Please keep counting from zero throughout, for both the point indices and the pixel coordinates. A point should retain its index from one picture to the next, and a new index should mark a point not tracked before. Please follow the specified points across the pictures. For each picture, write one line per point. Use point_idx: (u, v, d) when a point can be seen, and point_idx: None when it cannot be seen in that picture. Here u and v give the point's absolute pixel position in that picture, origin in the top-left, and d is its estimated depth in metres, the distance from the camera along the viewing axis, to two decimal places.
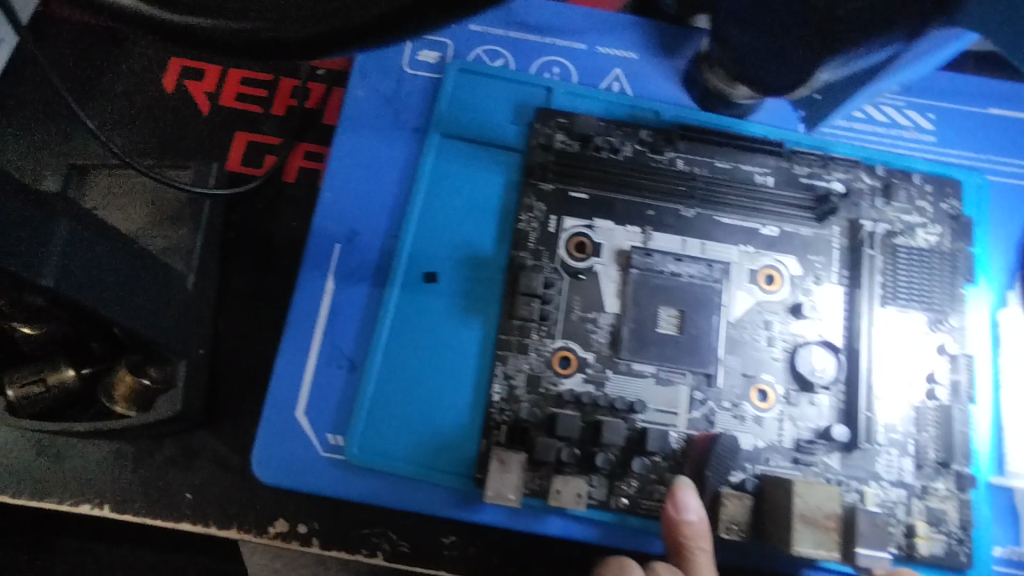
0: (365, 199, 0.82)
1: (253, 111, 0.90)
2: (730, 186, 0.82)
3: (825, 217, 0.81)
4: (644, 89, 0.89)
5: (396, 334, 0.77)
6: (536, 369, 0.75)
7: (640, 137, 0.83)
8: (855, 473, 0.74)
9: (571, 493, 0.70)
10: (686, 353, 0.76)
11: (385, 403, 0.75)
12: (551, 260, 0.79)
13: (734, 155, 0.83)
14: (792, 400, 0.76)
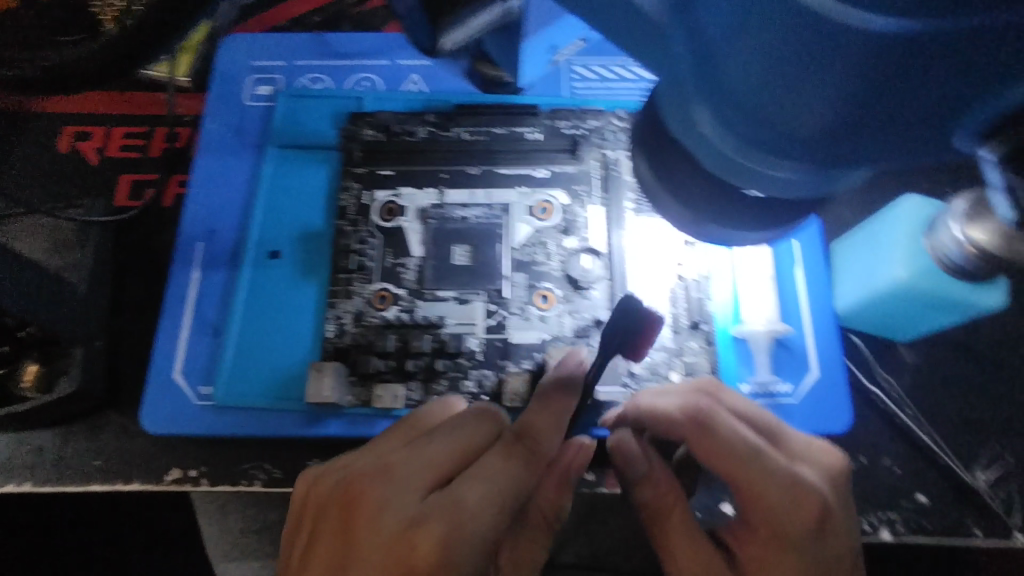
0: (220, 206, 1.03)
1: (134, 156, 1.13)
2: (503, 143, 1.02)
3: (580, 153, 1.01)
4: (437, 85, 1.11)
5: (247, 301, 0.96)
6: (360, 308, 0.95)
7: (427, 121, 1.04)
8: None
9: (390, 394, 0.88)
10: (479, 277, 0.95)
11: (241, 358, 0.93)
12: (367, 224, 0.99)
13: (505, 121, 1.05)
14: (568, 298, 0.94)
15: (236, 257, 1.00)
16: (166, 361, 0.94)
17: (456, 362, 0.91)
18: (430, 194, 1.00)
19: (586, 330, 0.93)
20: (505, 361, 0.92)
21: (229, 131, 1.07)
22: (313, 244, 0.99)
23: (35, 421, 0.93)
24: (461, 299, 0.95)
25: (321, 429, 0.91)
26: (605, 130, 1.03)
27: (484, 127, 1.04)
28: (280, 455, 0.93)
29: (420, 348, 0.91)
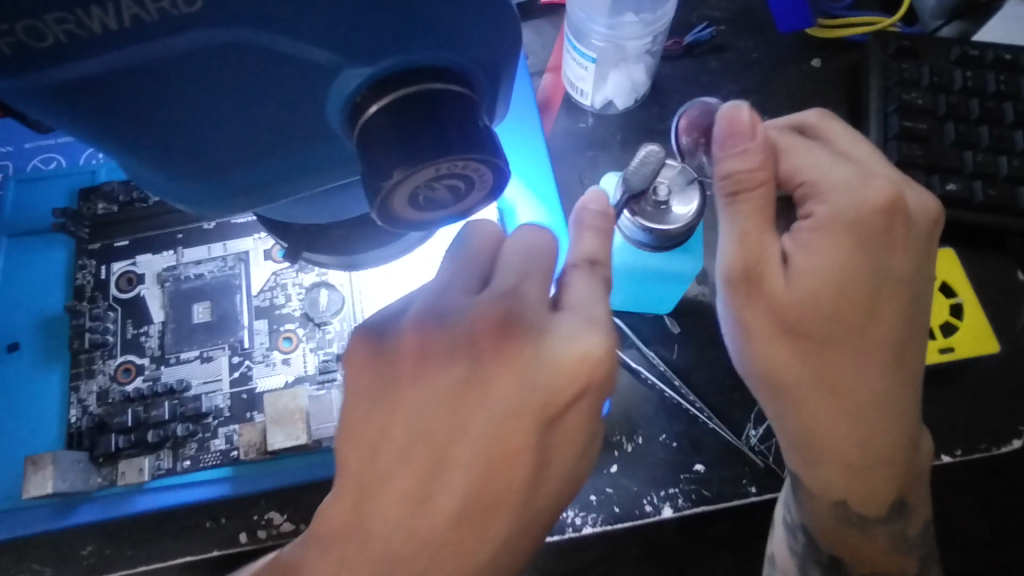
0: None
1: None
2: None
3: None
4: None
5: None
6: (104, 386, 0.93)
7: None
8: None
9: (134, 469, 0.88)
10: (218, 332, 0.94)
11: None
12: (105, 298, 0.98)
13: None
14: (310, 335, 0.93)
15: None
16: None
17: (199, 423, 0.90)
18: (167, 257, 0.99)
19: (330, 363, 0.92)
20: (253, 412, 0.90)
21: None
22: (53, 329, 0.97)
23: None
24: (204, 357, 0.93)
25: (73, 518, 0.88)
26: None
27: None
28: (47, 553, 0.90)
29: (159, 416, 0.89)
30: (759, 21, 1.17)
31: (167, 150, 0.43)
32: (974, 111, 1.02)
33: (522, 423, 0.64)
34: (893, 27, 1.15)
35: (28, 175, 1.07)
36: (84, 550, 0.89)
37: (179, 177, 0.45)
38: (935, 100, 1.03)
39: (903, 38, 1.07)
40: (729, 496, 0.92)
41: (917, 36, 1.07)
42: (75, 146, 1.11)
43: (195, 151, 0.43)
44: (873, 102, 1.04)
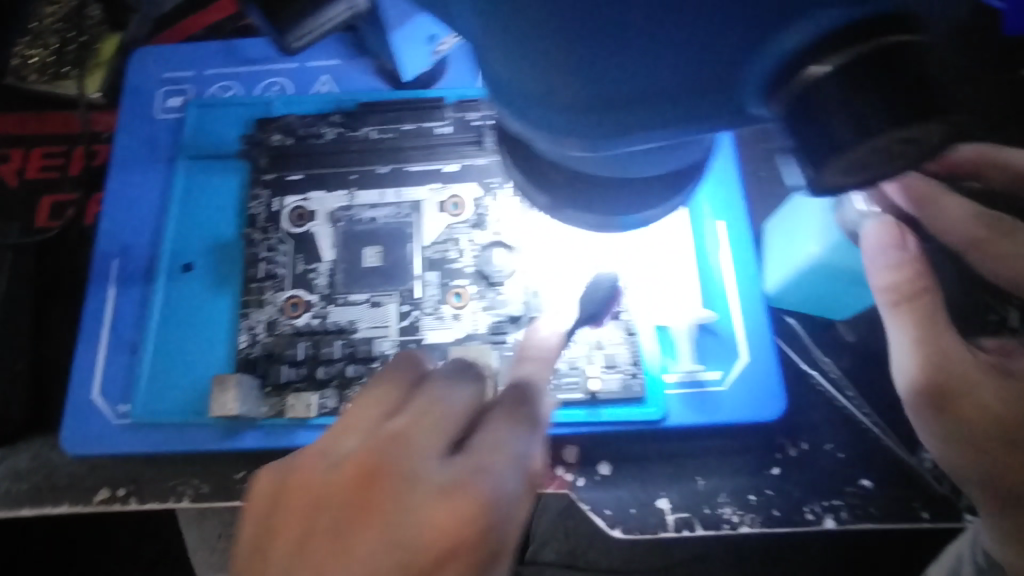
0: (131, 220, 1.02)
1: (53, 176, 1.11)
2: (411, 139, 1.00)
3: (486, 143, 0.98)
4: (348, 83, 1.08)
5: (165, 318, 0.96)
6: (272, 318, 0.93)
7: (334, 121, 1.02)
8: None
9: (301, 403, 0.87)
10: (390, 279, 0.93)
11: (158, 377, 0.94)
12: (277, 230, 0.97)
13: (411, 118, 1.01)
14: (482, 295, 0.93)
15: (153, 270, 0.99)
16: (83, 381, 0.95)
17: (368, 368, 0.89)
18: (338, 195, 0.98)
19: (501, 325, 0.91)
20: None
21: (143, 145, 1.06)
22: (225, 254, 0.98)
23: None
24: (372, 302, 0.92)
25: (239, 443, 0.90)
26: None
27: (389, 125, 1.01)
28: (207, 474, 0.93)
29: (331, 355, 0.90)
30: None
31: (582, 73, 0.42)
32: None
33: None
34: None
35: (208, 101, 1.07)
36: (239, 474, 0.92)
37: (561, 84, 0.42)
38: None
39: None
40: (899, 517, 0.85)
41: None
42: (252, 78, 1.10)
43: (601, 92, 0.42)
44: None
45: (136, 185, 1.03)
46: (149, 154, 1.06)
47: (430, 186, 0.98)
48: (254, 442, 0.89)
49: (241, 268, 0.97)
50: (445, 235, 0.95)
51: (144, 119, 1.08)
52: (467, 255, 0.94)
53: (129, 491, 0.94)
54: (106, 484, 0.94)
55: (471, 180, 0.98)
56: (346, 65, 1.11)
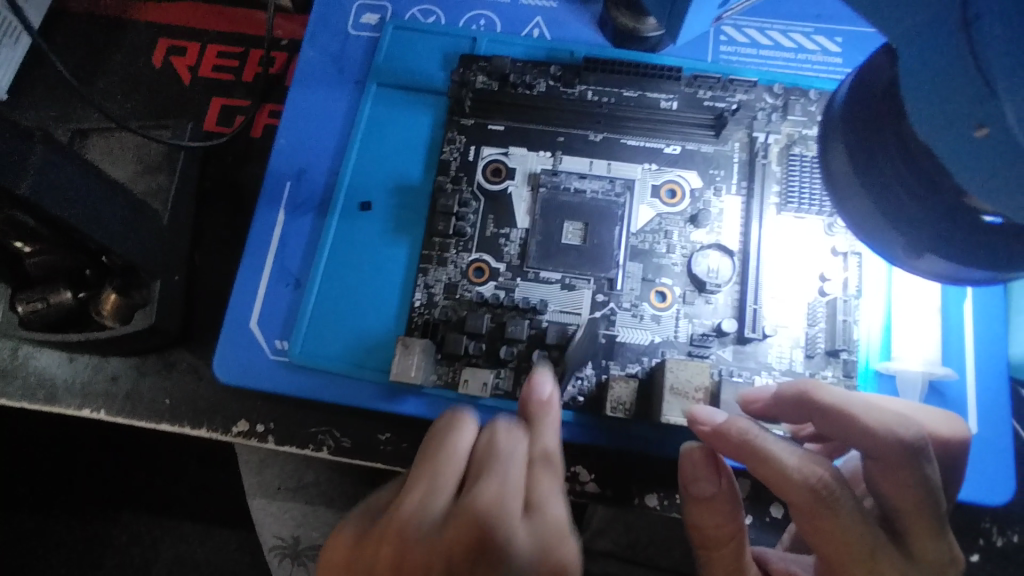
0: (311, 145, 1.03)
1: (226, 80, 1.25)
2: (635, 110, 0.99)
3: (722, 132, 0.99)
4: (559, 31, 1.09)
5: (337, 252, 0.96)
6: (452, 279, 0.93)
7: (550, 73, 1.00)
8: (745, 362, 0.95)
9: (477, 381, 0.87)
10: (588, 262, 0.94)
11: (327, 315, 0.94)
12: (469, 184, 0.96)
13: (635, 85, 1.01)
14: (686, 299, 0.95)
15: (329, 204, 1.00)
16: (243, 309, 0.97)
17: (554, 353, 0.91)
18: (541, 159, 0.97)
19: (708, 338, 0.93)
20: (609, 362, 0.92)
21: (330, 66, 1.06)
22: (409, 198, 0.97)
23: (102, 349, 1.00)
24: (565, 284, 0.93)
25: (397, 406, 0.92)
26: (755, 106, 1.02)
27: (609, 88, 1.00)
28: (352, 426, 0.96)
29: (515, 333, 0.90)
30: None
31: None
32: None
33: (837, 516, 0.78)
34: None
35: (407, 24, 1.05)
36: (383, 435, 0.95)
37: None
38: None
39: None
40: None
41: None
42: (457, 8, 1.11)
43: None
44: None
45: (327, 108, 1.04)
46: (335, 79, 1.05)
47: (641, 166, 0.98)
48: (415, 407, 0.92)
49: (422, 218, 0.96)
50: (651, 227, 0.96)
51: (336, 41, 1.08)
52: (677, 254, 0.96)
53: (265, 427, 0.99)
54: (254, 417, 0.99)
55: (691, 175, 0.99)
56: (558, 17, 1.10)
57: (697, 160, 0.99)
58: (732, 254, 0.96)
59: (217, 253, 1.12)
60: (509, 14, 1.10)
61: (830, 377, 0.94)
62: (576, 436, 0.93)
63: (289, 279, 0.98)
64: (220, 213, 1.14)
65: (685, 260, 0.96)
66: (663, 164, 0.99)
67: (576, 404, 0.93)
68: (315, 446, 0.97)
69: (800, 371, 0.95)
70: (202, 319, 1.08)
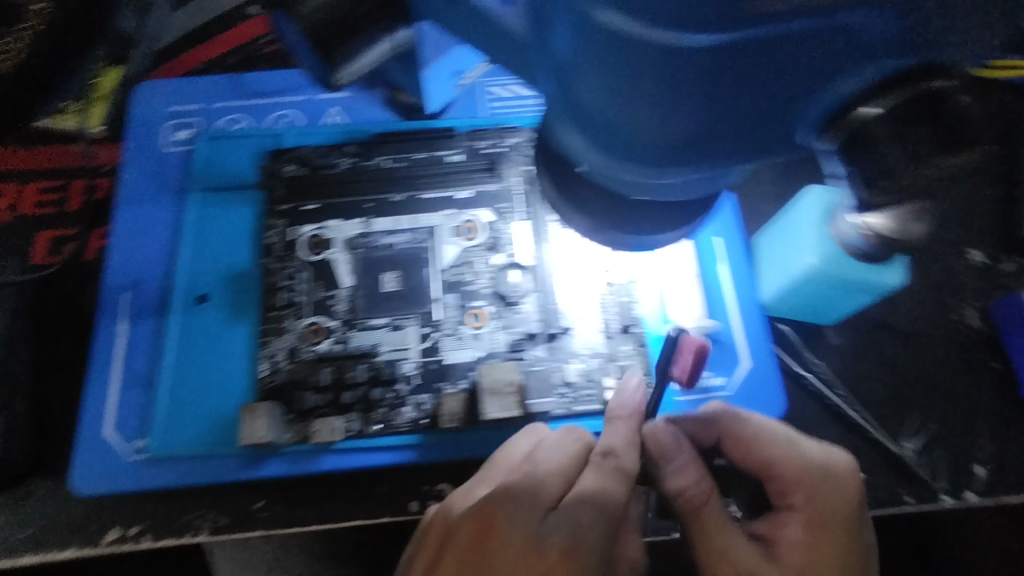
0: (139, 251, 1.02)
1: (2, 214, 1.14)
2: (428, 168, 1.03)
3: (501, 172, 1.03)
4: (355, 116, 1.12)
5: (179, 345, 0.95)
6: (295, 345, 0.95)
7: (347, 152, 1.05)
8: (555, 355, 0.94)
9: (327, 428, 0.89)
10: (410, 302, 0.97)
11: (178, 408, 0.92)
12: (296, 259, 0.99)
13: (425, 147, 1.05)
14: (500, 314, 0.95)
15: (165, 301, 0.99)
16: (92, 421, 0.93)
17: (392, 388, 0.91)
18: (354, 225, 1.01)
19: (519, 344, 0.94)
20: (441, 385, 0.92)
21: (149, 175, 1.07)
22: (242, 281, 0.99)
23: None
24: (393, 325, 0.95)
25: (261, 470, 0.90)
26: None
27: (403, 154, 1.04)
28: (226, 501, 0.90)
29: (358, 377, 0.92)
30: None
31: (665, 97, 0.44)
32: None
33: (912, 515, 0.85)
34: None
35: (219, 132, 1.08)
36: (258, 504, 0.89)
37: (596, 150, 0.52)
38: None
39: None
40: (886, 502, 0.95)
41: None
42: (259, 109, 1.13)
43: (699, 117, 0.45)
44: None
45: (149, 216, 1.04)
46: (152, 187, 1.06)
47: (440, 215, 1.01)
48: (280, 468, 0.90)
49: (259, 298, 0.98)
50: (458, 262, 0.99)
51: (150, 155, 1.08)
52: (483, 279, 0.98)
53: (138, 530, 0.90)
54: (125, 521, 0.90)
55: (484, 212, 1.01)
56: (351, 102, 1.13)
57: (486, 199, 1.02)
58: (526, 266, 0.98)
59: (53, 381, 1.05)
60: (308, 108, 1.12)
61: (627, 347, 0.95)
62: (438, 457, 0.90)
63: (138, 382, 0.95)
64: (50, 335, 1.06)
65: (492, 283, 0.97)
66: (458, 208, 1.01)
67: (422, 427, 0.90)
68: (193, 533, 0.90)
69: (602, 348, 0.95)
70: (50, 445, 0.99)
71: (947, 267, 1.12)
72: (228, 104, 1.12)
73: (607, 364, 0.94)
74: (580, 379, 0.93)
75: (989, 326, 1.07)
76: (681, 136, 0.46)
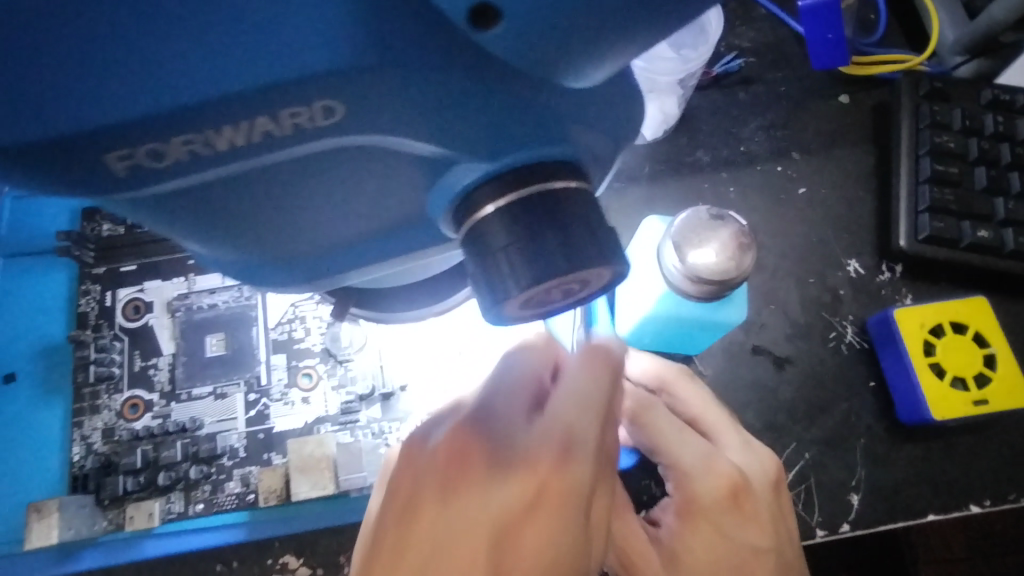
0: None
1: None
2: None
3: None
4: None
5: None
6: (110, 423, 0.88)
7: None
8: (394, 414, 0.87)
9: (143, 513, 0.83)
10: (233, 367, 0.90)
11: None
12: (110, 328, 0.92)
13: None
14: (331, 373, 0.89)
15: None
16: None
17: (213, 465, 0.85)
18: (176, 285, 0.94)
19: (354, 404, 0.87)
20: (270, 455, 0.86)
21: None
22: (54, 355, 0.91)
23: None
24: (217, 394, 0.89)
25: None
26: None
27: None
28: None
29: (174, 456, 0.85)
30: (791, 47, 1.15)
31: (281, 213, 0.41)
32: (1004, 156, 1.03)
33: (746, 524, 0.76)
34: (919, 66, 1.12)
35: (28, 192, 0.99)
36: None
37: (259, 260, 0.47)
38: (967, 143, 1.04)
39: (935, 79, 1.08)
40: None
41: (949, 78, 1.08)
42: None
43: (335, 210, 0.42)
44: (905, 146, 1.05)
45: None
46: None
47: None
48: None
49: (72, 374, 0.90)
50: (286, 318, 0.92)
51: None
52: (314, 335, 0.91)
53: None
54: None
55: None
56: None
57: None
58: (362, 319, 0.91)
59: None
60: None
61: None
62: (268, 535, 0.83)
63: None
64: None
65: (323, 338, 0.91)
66: None
67: (249, 503, 0.84)
68: None
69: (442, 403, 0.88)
70: None
71: (823, 282, 1.04)
72: None
73: None
74: None
75: (867, 341, 1.00)
76: (332, 232, 0.44)
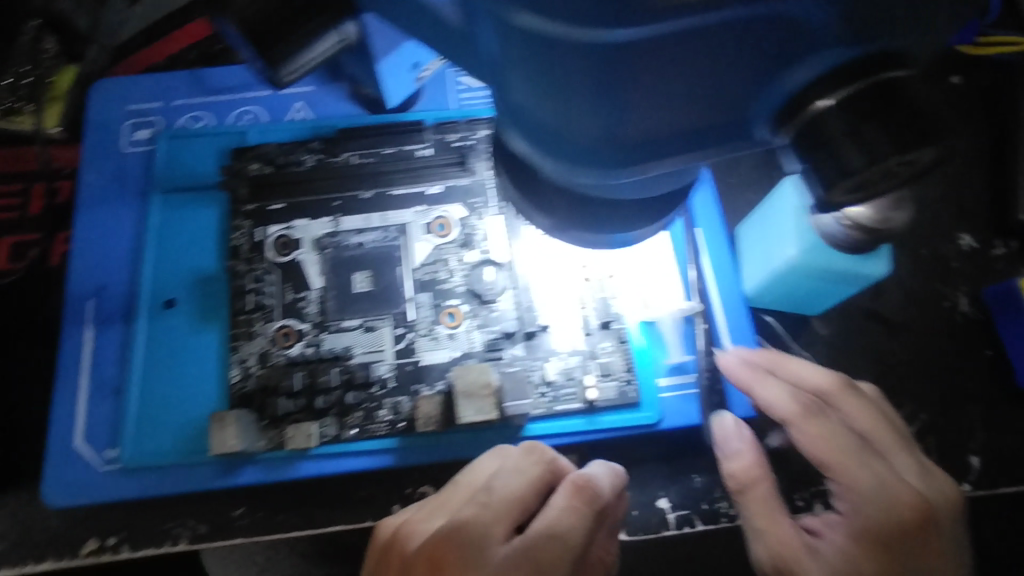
0: (103, 256, 0.99)
1: None
2: (398, 162, 1.00)
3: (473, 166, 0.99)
4: (321, 110, 1.08)
5: (147, 352, 0.93)
6: (265, 349, 0.92)
7: (313, 148, 1.01)
8: (536, 353, 0.92)
9: (301, 434, 0.86)
10: (381, 304, 0.94)
11: (147, 417, 0.90)
12: (262, 260, 0.96)
13: (395, 141, 1.02)
14: (474, 313, 0.93)
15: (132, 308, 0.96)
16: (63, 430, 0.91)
17: (366, 393, 0.90)
18: (324, 223, 0.98)
19: (497, 342, 0.92)
20: (418, 387, 0.90)
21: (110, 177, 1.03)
22: (209, 284, 0.96)
23: None
24: (366, 327, 0.93)
25: (235, 478, 0.88)
26: None
27: (371, 149, 1.01)
28: (203, 510, 0.90)
29: (330, 381, 0.90)
30: None
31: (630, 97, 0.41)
32: None
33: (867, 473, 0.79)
34: None
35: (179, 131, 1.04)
36: (237, 511, 0.89)
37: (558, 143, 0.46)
38: None
39: None
40: None
41: None
42: (222, 106, 1.09)
43: (677, 99, 0.42)
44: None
45: (112, 220, 1.01)
46: (115, 189, 1.03)
47: (412, 210, 0.98)
48: (255, 476, 0.88)
49: (227, 301, 0.95)
50: (429, 259, 0.96)
51: (112, 159, 1.05)
52: (457, 276, 0.95)
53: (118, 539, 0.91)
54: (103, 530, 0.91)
55: (455, 207, 0.98)
56: (318, 97, 1.09)
57: (459, 192, 0.99)
58: (503, 263, 0.95)
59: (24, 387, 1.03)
60: (274, 103, 1.09)
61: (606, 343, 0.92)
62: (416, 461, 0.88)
63: (109, 389, 0.93)
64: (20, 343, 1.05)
65: (466, 279, 0.95)
66: (430, 203, 0.99)
67: (399, 429, 0.89)
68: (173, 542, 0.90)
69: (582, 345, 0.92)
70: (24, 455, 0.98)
71: (937, 254, 1.07)
72: (188, 103, 1.08)
73: (586, 361, 0.91)
74: (561, 377, 0.90)
75: (981, 313, 1.03)
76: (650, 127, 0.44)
